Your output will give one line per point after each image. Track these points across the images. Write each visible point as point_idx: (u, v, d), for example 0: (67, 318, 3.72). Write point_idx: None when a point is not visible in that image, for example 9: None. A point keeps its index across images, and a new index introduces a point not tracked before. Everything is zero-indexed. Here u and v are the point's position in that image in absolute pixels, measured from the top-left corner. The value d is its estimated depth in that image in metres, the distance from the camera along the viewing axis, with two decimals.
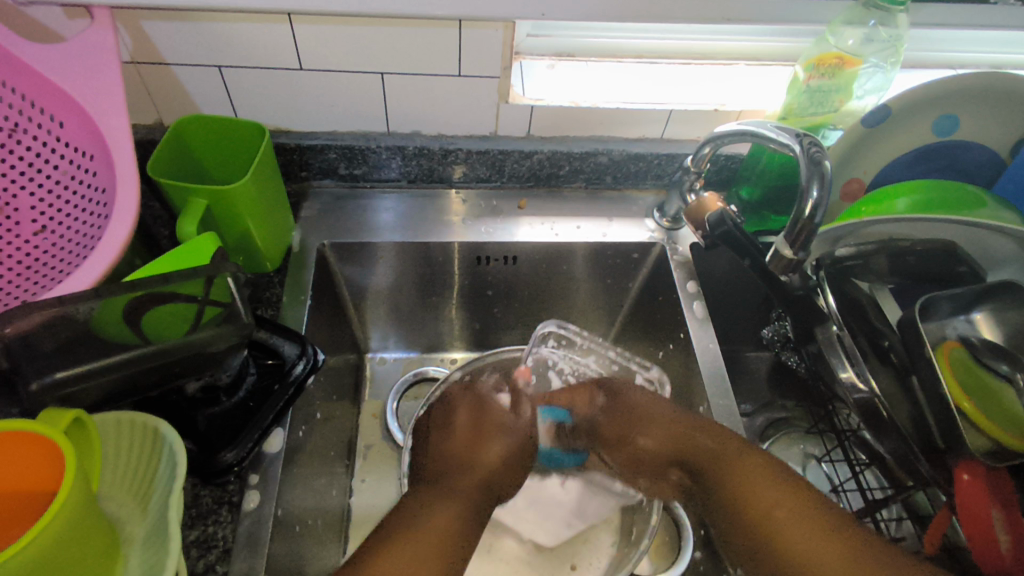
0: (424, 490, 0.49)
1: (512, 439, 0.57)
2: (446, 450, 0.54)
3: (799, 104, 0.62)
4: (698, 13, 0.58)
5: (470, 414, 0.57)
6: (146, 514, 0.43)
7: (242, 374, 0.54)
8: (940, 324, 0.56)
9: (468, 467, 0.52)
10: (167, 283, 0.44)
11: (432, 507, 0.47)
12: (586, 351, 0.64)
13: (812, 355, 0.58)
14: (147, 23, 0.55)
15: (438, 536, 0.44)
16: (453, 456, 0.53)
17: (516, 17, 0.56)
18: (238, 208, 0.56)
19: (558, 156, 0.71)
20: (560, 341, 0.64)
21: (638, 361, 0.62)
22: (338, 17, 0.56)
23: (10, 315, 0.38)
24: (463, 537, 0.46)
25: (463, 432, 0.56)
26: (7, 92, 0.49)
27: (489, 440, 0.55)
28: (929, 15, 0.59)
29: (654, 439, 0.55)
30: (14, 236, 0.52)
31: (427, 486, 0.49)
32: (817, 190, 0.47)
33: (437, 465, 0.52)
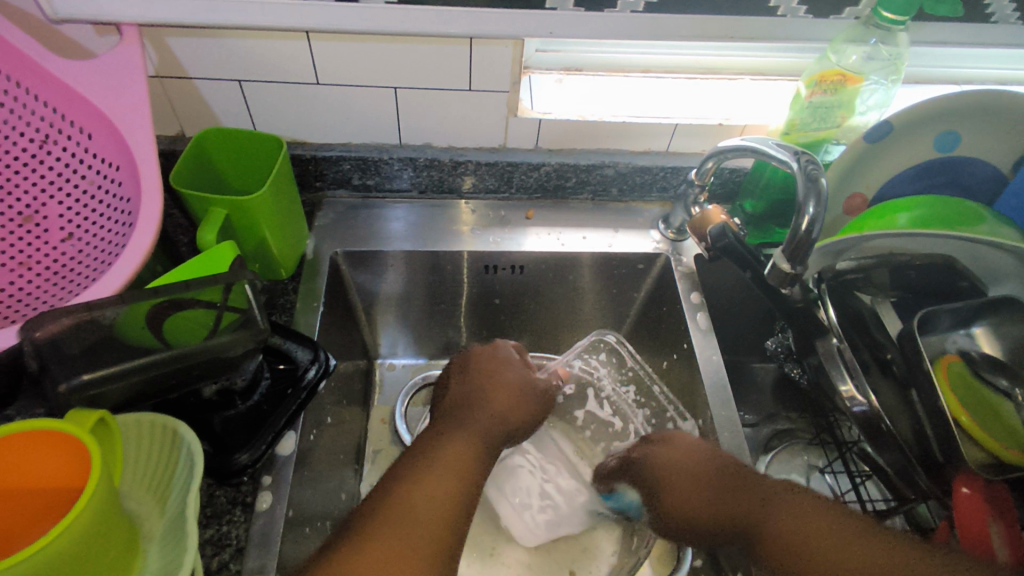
0: (440, 427, 0.54)
1: (523, 386, 0.59)
2: (464, 386, 0.58)
3: (801, 120, 0.63)
4: (704, 31, 0.60)
5: (489, 363, 0.60)
6: (165, 511, 0.45)
7: (257, 379, 0.56)
8: (940, 338, 0.57)
9: (474, 408, 0.55)
10: (188, 290, 0.46)
11: (443, 451, 0.50)
12: (632, 376, 0.67)
13: (813, 367, 0.59)
14: (172, 40, 0.58)
15: (457, 475, 0.48)
16: (460, 401, 0.56)
17: (525, 35, 0.58)
18: (257, 218, 0.58)
19: (565, 168, 0.73)
20: (611, 356, 0.68)
21: (674, 411, 0.62)
22: (355, 35, 0.58)
23: (39, 319, 0.41)
24: (478, 478, 0.50)
25: (475, 382, 0.58)
26: (39, 106, 0.52)
27: (507, 380, 0.59)
28: (933, 34, 0.60)
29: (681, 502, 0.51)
30: (43, 243, 0.54)
31: (444, 424, 0.54)
32: (814, 208, 0.49)
33: (455, 399, 0.57)
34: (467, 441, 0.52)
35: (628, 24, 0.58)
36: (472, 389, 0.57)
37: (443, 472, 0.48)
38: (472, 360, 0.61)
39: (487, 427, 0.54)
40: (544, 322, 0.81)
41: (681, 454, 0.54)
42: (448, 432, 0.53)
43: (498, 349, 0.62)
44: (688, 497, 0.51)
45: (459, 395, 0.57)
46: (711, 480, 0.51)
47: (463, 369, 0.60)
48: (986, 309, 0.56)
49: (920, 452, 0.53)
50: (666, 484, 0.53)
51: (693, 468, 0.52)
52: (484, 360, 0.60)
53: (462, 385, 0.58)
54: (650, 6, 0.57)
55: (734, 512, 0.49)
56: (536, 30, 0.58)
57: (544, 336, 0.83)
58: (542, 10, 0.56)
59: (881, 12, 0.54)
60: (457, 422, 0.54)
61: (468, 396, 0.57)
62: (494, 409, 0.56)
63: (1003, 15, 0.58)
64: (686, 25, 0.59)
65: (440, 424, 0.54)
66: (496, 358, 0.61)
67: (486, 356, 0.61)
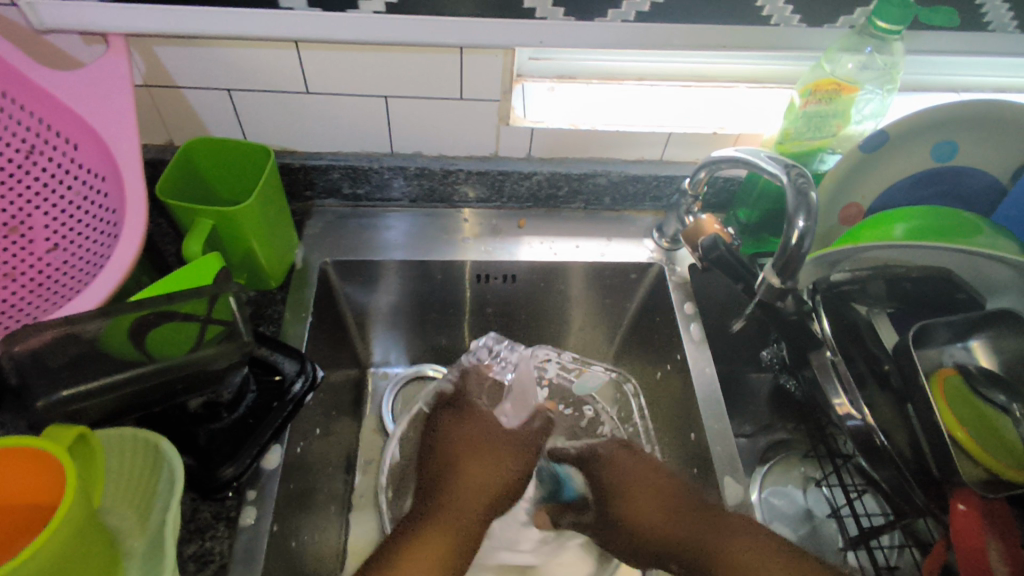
0: (427, 493, 0.57)
1: (504, 442, 0.63)
2: (444, 451, 0.61)
3: (795, 129, 0.62)
4: (697, 40, 0.59)
5: (466, 426, 0.64)
6: (147, 528, 0.44)
7: (243, 392, 0.55)
8: (939, 351, 0.56)
9: (459, 476, 0.59)
10: (170, 302, 0.45)
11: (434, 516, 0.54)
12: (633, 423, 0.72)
13: (808, 379, 0.58)
14: (160, 49, 0.57)
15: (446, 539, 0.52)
16: (439, 465, 0.60)
17: (516, 45, 0.58)
18: (244, 228, 0.57)
19: (557, 177, 0.72)
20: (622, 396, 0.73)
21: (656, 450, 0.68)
22: (344, 44, 0.58)
23: (19, 334, 0.40)
24: (467, 543, 0.53)
25: (454, 447, 0.61)
26: (25, 115, 0.51)
27: (486, 443, 0.62)
28: (928, 43, 0.59)
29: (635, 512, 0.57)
30: (28, 254, 0.53)
31: (430, 490, 0.58)
32: (805, 221, 0.48)
33: (435, 466, 0.60)
34: (454, 507, 0.55)
35: (619, 33, 0.58)
36: (450, 454, 0.61)
37: (436, 534, 0.52)
38: (439, 422, 0.64)
39: (472, 493, 0.57)
40: (537, 332, 0.81)
41: (641, 472, 0.60)
42: (434, 499, 0.56)
43: (459, 399, 0.67)
44: (641, 511, 0.57)
45: (439, 461, 0.61)
46: (668, 501, 0.57)
47: (433, 430, 0.64)
48: (983, 321, 0.54)
49: (916, 468, 0.52)
50: (625, 496, 0.58)
51: (652, 489, 0.58)
52: (451, 422, 0.64)
53: (434, 447, 0.62)
54: (642, 14, 0.56)
55: (678, 530, 0.54)
56: (526, 39, 0.57)
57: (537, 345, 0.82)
58: (531, 19, 0.56)
59: (875, 22, 0.53)
60: (444, 489, 0.58)
61: (445, 459, 0.61)
62: (475, 474, 0.59)
63: (1001, 23, 0.57)
64: (678, 34, 0.58)
65: (426, 491, 0.58)
66: (465, 416, 0.65)
67: (451, 415, 0.65)
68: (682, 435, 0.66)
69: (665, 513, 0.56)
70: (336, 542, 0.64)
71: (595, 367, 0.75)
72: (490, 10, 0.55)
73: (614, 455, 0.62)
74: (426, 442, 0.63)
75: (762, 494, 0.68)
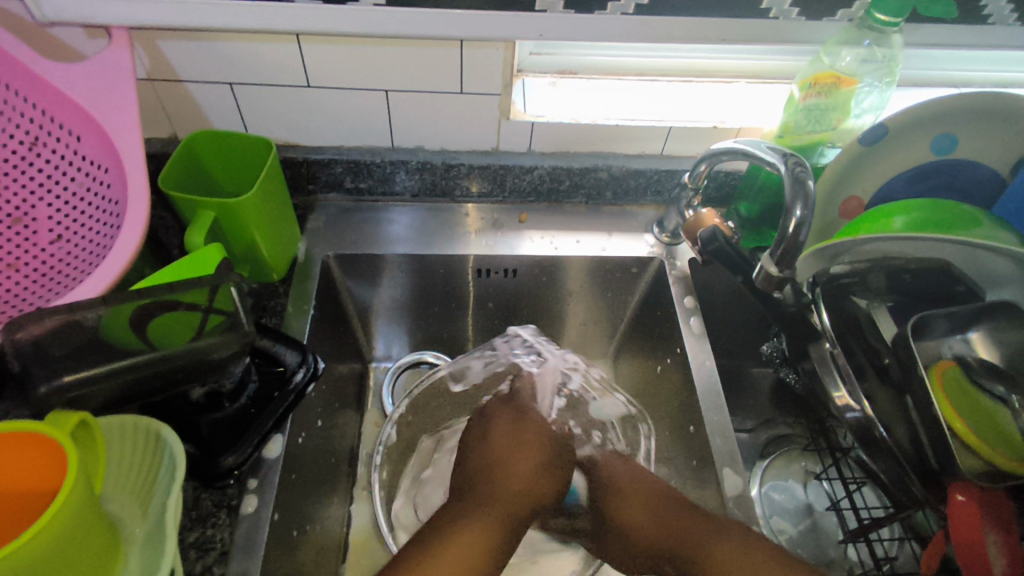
0: (458, 499, 0.50)
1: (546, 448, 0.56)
2: (486, 454, 0.54)
3: (796, 122, 0.62)
4: (697, 33, 0.59)
5: (510, 425, 0.57)
6: (148, 514, 0.45)
7: (244, 381, 0.55)
8: (936, 342, 0.56)
9: (501, 482, 0.51)
10: (172, 292, 0.46)
11: (463, 522, 0.47)
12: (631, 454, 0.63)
13: (807, 373, 0.59)
14: (163, 42, 0.58)
15: (477, 547, 0.46)
16: (479, 470, 0.53)
17: (516, 38, 0.58)
18: (247, 220, 0.58)
19: (558, 171, 0.73)
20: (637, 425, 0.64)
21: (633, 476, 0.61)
22: (345, 37, 0.58)
23: (21, 322, 0.41)
24: (498, 550, 0.47)
25: (496, 450, 0.54)
26: (27, 107, 0.51)
27: (529, 448, 0.55)
28: (927, 36, 0.59)
29: (626, 519, 0.53)
30: (32, 244, 0.54)
31: (461, 495, 0.51)
32: (801, 211, 0.48)
33: (473, 466, 0.54)
34: (492, 508, 0.49)
35: (619, 25, 0.58)
36: (493, 456, 0.54)
37: (471, 534, 0.47)
38: (492, 426, 0.57)
39: (511, 496, 0.51)
40: (539, 326, 0.81)
41: (627, 472, 0.56)
42: (466, 506, 0.49)
43: (521, 405, 0.60)
44: (625, 509, 0.54)
45: (479, 464, 0.53)
46: (655, 501, 0.53)
47: (484, 433, 0.57)
48: (982, 314, 0.54)
49: (915, 460, 0.52)
50: (611, 495, 0.55)
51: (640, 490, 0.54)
52: (504, 423, 0.57)
53: (482, 449, 0.55)
54: (641, 8, 0.56)
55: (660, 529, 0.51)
56: (526, 32, 0.57)
57: None
58: (531, 12, 0.56)
59: (874, 14, 0.53)
60: (479, 499, 0.50)
61: (489, 464, 0.53)
62: (516, 484, 0.52)
63: (1000, 16, 0.57)
64: (678, 27, 0.58)
65: (459, 494, 0.51)
66: (522, 420, 0.58)
67: (510, 414, 0.59)
68: (683, 428, 0.66)
69: (654, 517, 0.52)
70: (337, 533, 0.64)
71: (618, 395, 0.67)
72: (490, 4, 0.55)
73: (609, 459, 0.58)
74: (471, 446, 0.56)
75: (762, 489, 0.68)
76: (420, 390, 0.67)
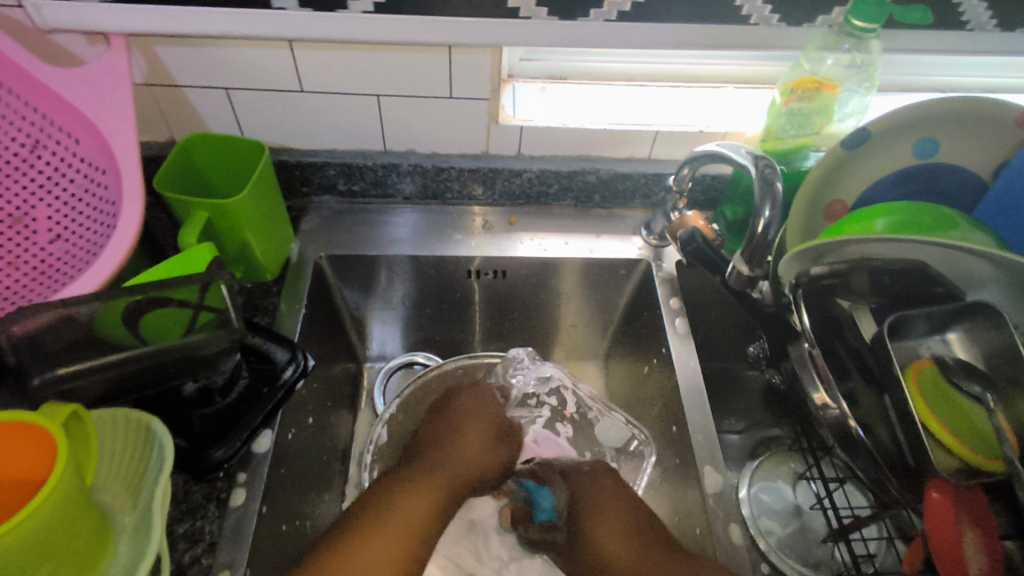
0: (409, 460, 0.58)
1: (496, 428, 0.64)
2: (440, 427, 0.62)
3: (778, 126, 0.64)
4: (680, 39, 0.60)
5: (470, 405, 0.65)
6: (136, 505, 0.46)
7: (235, 377, 0.57)
8: (916, 343, 0.57)
9: (454, 449, 0.59)
10: (163, 289, 0.47)
11: (409, 477, 0.54)
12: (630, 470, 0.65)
13: (789, 373, 0.63)
14: (160, 49, 0.60)
15: (420, 496, 0.52)
16: (435, 436, 0.62)
17: (502, 44, 0.59)
18: (240, 221, 0.59)
19: (547, 174, 0.74)
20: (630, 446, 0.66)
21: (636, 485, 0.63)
22: (336, 44, 0.60)
23: (15, 317, 0.42)
24: (443, 505, 0.53)
25: (450, 422, 0.63)
26: (24, 108, 0.53)
27: (477, 424, 0.63)
28: (907, 42, 0.60)
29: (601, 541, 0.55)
30: (32, 243, 0.56)
31: (412, 457, 0.58)
32: (769, 211, 0.50)
33: (428, 436, 0.62)
34: (439, 469, 0.56)
35: (602, 32, 0.59)
36: (452, 425, 0.62)
37: (416, 485, 0.53)
38: (454, 402, 0.66)
39: (456, 463, 0.58)
40: (530, 327, 0.82)
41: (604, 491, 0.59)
42: (418, 466, 0.56)
43: (490, 392, 0.68)
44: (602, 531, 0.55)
45: (438, 431, 0.62)
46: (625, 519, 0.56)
47: (444, 408, 0.65)
48: (959, 314, 0.55)
49: (894, 459, 0.52)
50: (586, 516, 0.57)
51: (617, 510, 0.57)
52: (466, 398, 0.66)
53: (441, 420, 0.63)
54: (623, 14, 0.58)
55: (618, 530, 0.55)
56: (511, 38, 0.59)
57: (530, 340, 0.83)
58: (516, 19, 0.57)
59: (850, 20, 0.54)
60: (433, 457, 0.58)
61: (445, 435, 0.62)
62: (463, 453, 0.60)
63: (978, 23, 0.58)
64: (661, 34, 0.60)
65: (412, 457, 0.58)
66: (481, 399, 0.66)
67: (472, 394, 0.67)
68: (667, 427, 0.67)
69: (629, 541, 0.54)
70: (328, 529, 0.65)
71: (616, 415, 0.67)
72: (476, 10, 0.57)
73: (597, 472, 0.61)
74: (430, 418, 0.64)
75: (750, 490, 0.66)
76: (415, 387, 0.68)
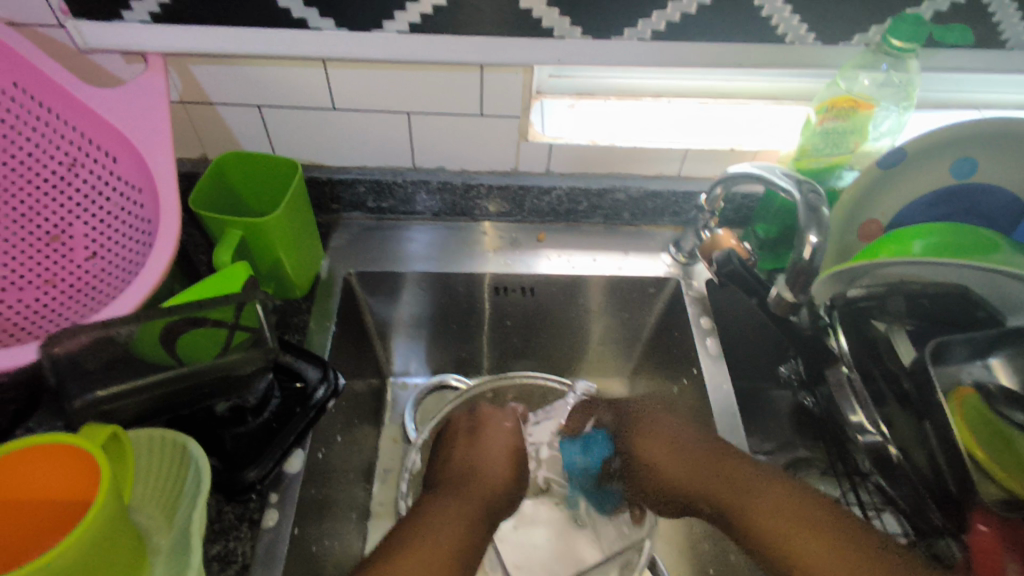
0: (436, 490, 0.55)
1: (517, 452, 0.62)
2: (456, 453, 0.60)
3: (812, 145, 0.63)
4: (715, 59, 0.60)
5: (498, 432, 0.62)
6: (173, 525, 0.46)
7: (268, 397, 0.57)
8: (956, 368, 0.55)
9: (474, 476, 0.57)
10: (200, 309, 0.47)
11: (432, 507, 0.52)
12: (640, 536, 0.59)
13: (824, 396, 0.61)
14: (195, 67, 0.60)
15: (456, 528, 0.50)
16: (469, 467, 0.58)
17: (535, 63, 0.59)
18: (273, 240, 0.59)
19: (576, 191, 0.74)
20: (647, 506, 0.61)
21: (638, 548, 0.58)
22: (369, 63, 0.60)
23: (59, 337, 0.43)
24: (478, 532, 0.51)
25: (480, 449, 0.60)
26: (68, 130, 0.54)
27: (488, 440, 0.61)
28: (944, 60, 0.60)
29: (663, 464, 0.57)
30: (68, 261, 0.56)
31: (440, 488, 0.56)
32: (816, 237, 0.49)
33: (449, 463, 0.59)
34: (467, 495, 0.55)
35: (638, 52, 0.59)
36: (476, 450, 0.60)
37: (452, 511, 0.52)
38: (479, 424, 0.63)
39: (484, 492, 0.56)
40: (556, 344, 0.82)
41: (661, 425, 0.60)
42: (446, 493, 0.54)
43: (517, 416, 0.66)
44: (666, 471, 0.56)
45: (461, 453, 0.60)
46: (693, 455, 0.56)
47: (473, 432, 0.62)
48: (1001, 340, 0.54)
49: (934, 485, 0.51)
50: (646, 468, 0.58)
51: (665, 435, 0.58)
52: (490, 416, 0.64)
53: (471, 448, 0.60)
54: (658, 34, 0.57)
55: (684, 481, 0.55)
56: (544, 57, 0.58)
57: (555, 357, 0.83)
58: (551, 38, 0.57)
59: (888, 40, 0.53)
60: (463, 481, 0.56)
61: (471, 460, 0.59)
62: (483, 481, 0.57)
63: (1018, 41, 0.58)
64: (696, 54, 0.59)
65: (436, 486, 0.56)
66: (498, 415, 0.65)
67: (497, 420, 0.64)
68: None
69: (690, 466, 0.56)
70: (354, 546, 0.65)
71: None
72: (511, 30, 0.57)
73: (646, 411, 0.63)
74: (460, 445, 0.61)
75: None
76: (456, 402, 0.67)
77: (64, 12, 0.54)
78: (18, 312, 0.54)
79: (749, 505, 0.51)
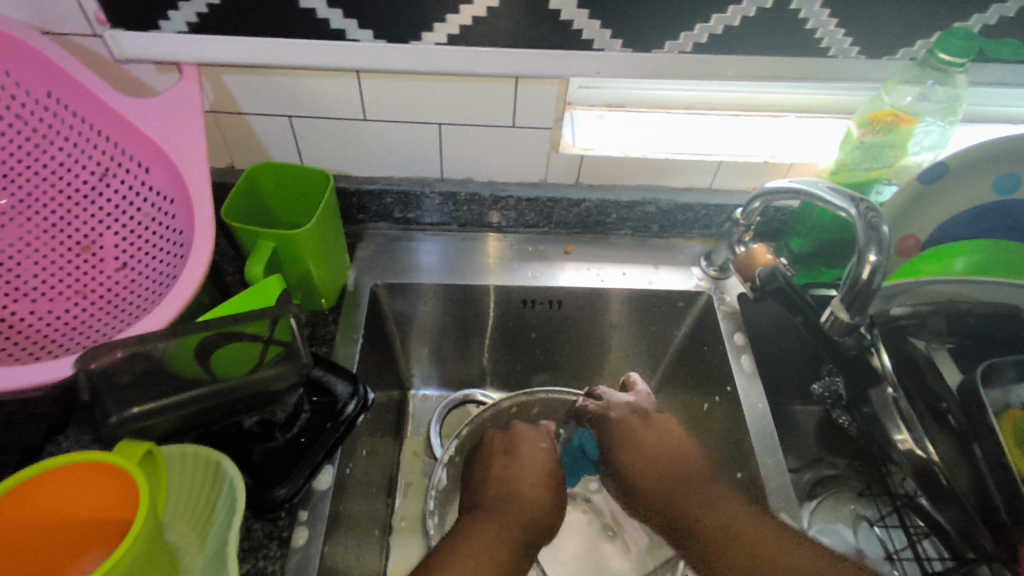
0: (474, 514, 0.54)
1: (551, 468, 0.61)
2: (494, 471, 0.59)
3: (852, 160, 0.62)
4: (755, 72, 0.59)
5: (533, 449, 0.61)
6: (205, 545, 0.45)
7: (298, 412, 0.55)
8: (1004, 390, 0.53)
9: (514, 494, 0.57)
10: (235, 323, 0.46)
11: (467, 535, 0.51)
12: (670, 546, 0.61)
13: (866, 417, 0.57)
14: (228, 77, 0.59)
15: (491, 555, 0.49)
16: (507, 486, 0.57)
17: (572, 76, 0.58)
18: (303, 252, 0.59)
19: (605, 204, 0.73)
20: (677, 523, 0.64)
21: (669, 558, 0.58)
22: (401, 74, 0.59)
23: (94, 352, 0.42)
24: (518, 558, 0.50)
25: (520, 467, 0.59)
26: (100, 139, 0.54)
27: (524, 459, 0.60)
28: (988, 74, 0.59)
29: (638, 465, 0.60)
30: (99, 271, 0.55)
31: (479, 511, 0.54)
32: (876, 256, 0.47)
33: (489, 483, 0.58)
34: (504, 519, 0.53)
35: (677, 65, 0.58)
36: (519, 470, 0.59)
37: (487, 539, 0.50)
38: (518, 442, 0.62)
39: (524, 517, 0.55)
40: (580, 357, 0.80)
41: (643, 432, 0.62)
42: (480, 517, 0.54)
43: (550, 433, 0.65)
44: (642, 484, 0.60)
45: (505, 472, 0.59)
46: (664, 466, 0.60)
47: (510, 451, 0.61)
48: None
49: (983, 511, 0.50)
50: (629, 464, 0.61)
51: (648, 451, 0.61)
52: (527, 431, 0.63)
53: (509, 467, 0.59)
54: (699, 46, 0.56)
55: (669, 491, 0.57)
56: (584, 70, 0.57)
57: (579, 371, 0.82)
58: (588, 51, 0.57)
59: (937, 54, 0.52)
60: (502, 502, 0.55)
61: (514, 478, 0.58)
62: (523, 506, 0.56)
63: None
64: (732, 65, 0.58)
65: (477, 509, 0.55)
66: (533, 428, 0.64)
67: (532, 439, 0.63)
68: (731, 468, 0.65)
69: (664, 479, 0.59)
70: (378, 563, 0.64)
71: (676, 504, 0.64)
72: (548, 43, 0.56)
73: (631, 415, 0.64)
74: (498, 463, 0.60)
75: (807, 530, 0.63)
76: (474, 424, 0.65)
77: (101, 22, 0.54)
78: (47, 323, 0.53)
79: (722, 523, 0.52)
